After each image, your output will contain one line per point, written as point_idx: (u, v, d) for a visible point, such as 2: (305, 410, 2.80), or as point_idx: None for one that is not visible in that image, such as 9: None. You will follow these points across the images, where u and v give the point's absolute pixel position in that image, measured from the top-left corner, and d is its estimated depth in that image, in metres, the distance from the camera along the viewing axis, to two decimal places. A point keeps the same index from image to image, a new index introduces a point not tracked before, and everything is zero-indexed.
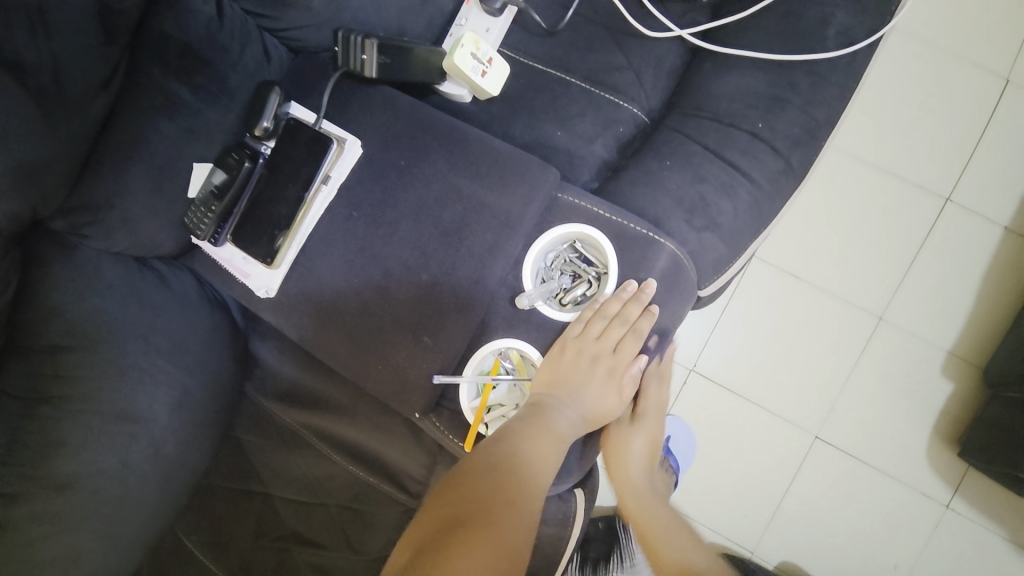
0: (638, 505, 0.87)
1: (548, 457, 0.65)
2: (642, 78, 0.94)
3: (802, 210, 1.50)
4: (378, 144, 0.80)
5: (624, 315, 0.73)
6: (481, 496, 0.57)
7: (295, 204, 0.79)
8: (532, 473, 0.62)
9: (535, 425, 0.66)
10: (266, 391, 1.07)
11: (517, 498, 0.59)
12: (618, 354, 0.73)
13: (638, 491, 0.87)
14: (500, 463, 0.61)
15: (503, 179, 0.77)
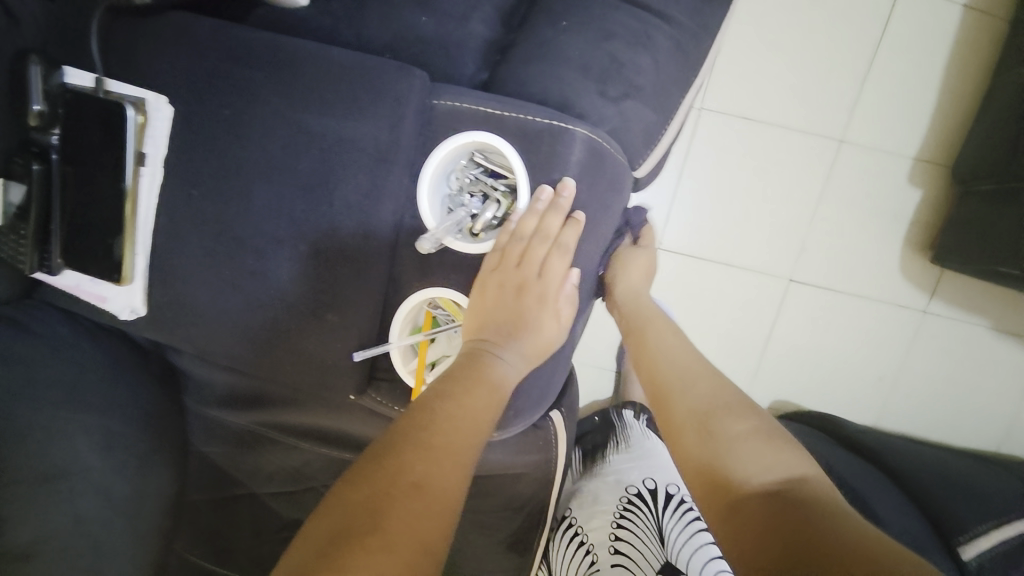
0: (650, 331, 0.81)
1: (482, 419, 0.55)
2: None
3: (746, 38, 1.31)
4: (190, 95, 0.62)
5: (544, 231, 0.62)
6: (387, 478, 0.47)
7: (116, 200, 0.63)
8: (462, 439, 0.52)
9: (462, 381, 0.56)
10: (207, 401, 0.97)
11: (439, 479, 0.48)
12: (545, 276, 0.63)
13: (658, 330, 0.80)
14: (415, 433, 0.50)
15: (357, 100, 0.61)
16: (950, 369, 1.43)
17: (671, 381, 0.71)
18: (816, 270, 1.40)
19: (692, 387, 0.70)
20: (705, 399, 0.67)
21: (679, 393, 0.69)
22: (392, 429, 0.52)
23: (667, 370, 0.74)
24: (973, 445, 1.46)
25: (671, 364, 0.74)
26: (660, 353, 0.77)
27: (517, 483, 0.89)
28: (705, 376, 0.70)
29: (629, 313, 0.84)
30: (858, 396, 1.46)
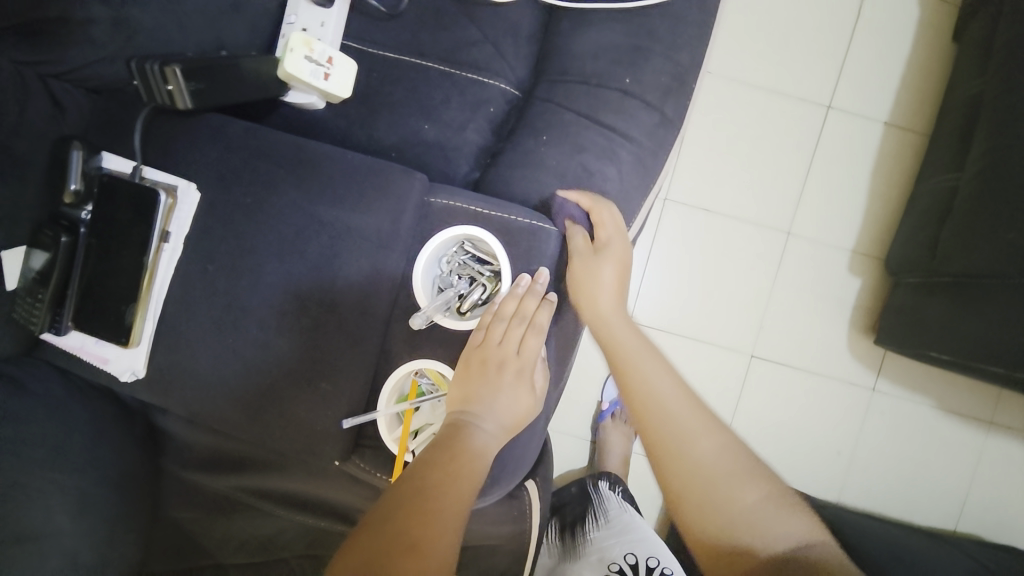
0: (685, 437, 0.68)
1: (464, 485, 0.59)
2: (502, 50, 0.89)
3: (704, 143, 1.50)
4: (217, 184, 0.71)
5: (522, 312, 0.70)
6: (383, 545, 0.50)
7: (136, 270, 0.69)
8: (448, 507, 0.56)
9: (448, 451, 0.61)
10: (185, 463, 0.98)
11: (429, 544, 0.52)
12: (523, 354, 0.69)
13: (689, 429, 0.69)
14: (409, 501, 0.55)
15: (365, 196, 0.70)
16: (901, 445, 1.52)
17: (695, 491, 0.66)
18: (774, 348, 1.52)
19: (702, 444, 0.68)
20: (750, 493, 0.65)
21: (730, 513, 0.64)
22: (385, 498, 0.56)
23: (695, 460, 0.67)
24: (929, 522, 1.52)
25: (700, 468, 0.67)
26: (696, 462, 0.67)
27: (491, 553, 0.92)
28: (754, 483, 0.66)
29: (649, 418, 0.70)
30: (819, 471, 1.52)
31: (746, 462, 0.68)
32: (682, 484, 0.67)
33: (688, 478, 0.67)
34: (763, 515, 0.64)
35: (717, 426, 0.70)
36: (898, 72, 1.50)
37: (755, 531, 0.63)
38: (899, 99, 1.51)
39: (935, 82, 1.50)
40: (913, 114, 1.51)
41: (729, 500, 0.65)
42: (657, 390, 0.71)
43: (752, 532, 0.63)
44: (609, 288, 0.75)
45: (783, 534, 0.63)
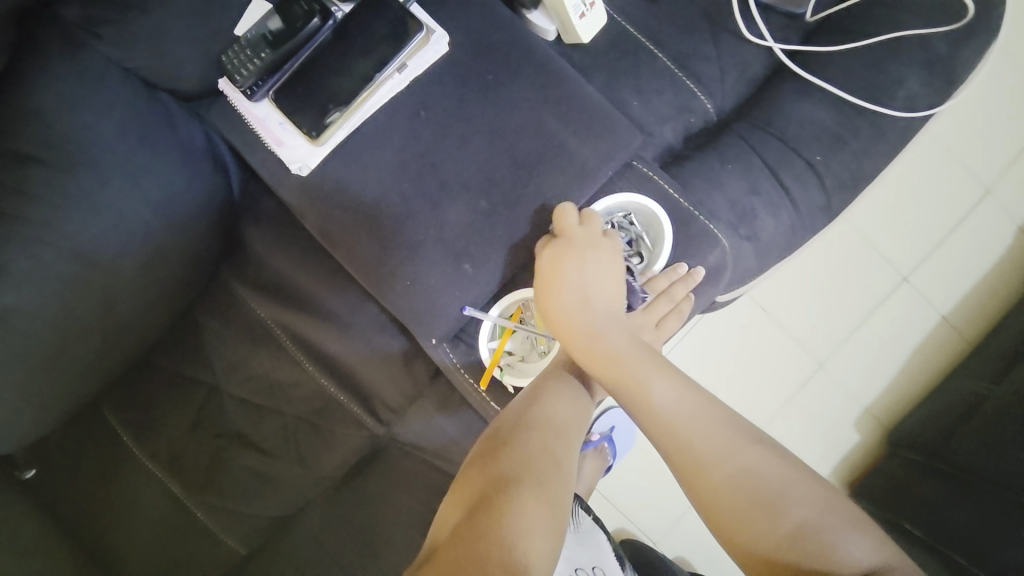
0: (705, 454, 0.61)
1: (561, 436, 0.66)
2: (724, 77, 0.95)
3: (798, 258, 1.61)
4: (468, 49, 0.74)
5: (671, 293, 0.73)
6: (524, 462, 0.61)
7: (362, 82, 0.70)
8: (549, 461, 0.62)
9: (569, 390, 0.70)
10: (246, 278, 0.97)
11: (539, 478, 0.60)
12: (660, 330, 0.72)
13: (768, 502, 0.59)
14: (540, 428, 0.65)
15: (587, 129, 0.74)
16: None
17: (729, 515, 0.60)
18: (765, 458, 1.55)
19: (711, 465, 0.61)
20: (755, 457, 0.61)
21: (722, 472, 0.61)
22: (515, 418, 0.66)
23: (729, 502, 0.60)
24: None
25: (746, 481, 0.60)
26: (688, 430, 0.62)
27: None
28: (743, 450, 0.62)
29: (669, 444, 0.62)
30: None
31: (738, 424, 0.64)
32: (722, 514, 0.60)
33: (723, 491, 0.60)
34: (826, 533, 0.58)
35: (737, 439, 0.62)
36: (972, 280, 1.64)
37: (827, 560, 0.56)
38: (963, 303, 1.64)
39: (998, 304, 1.64)
40: (968, 321, 1.64)
41: (773, 520, 0.59)
42: (655, 405, 0.63)
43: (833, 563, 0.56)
44: (584, 296, 0.68)
45: (862, 552, 0.57)
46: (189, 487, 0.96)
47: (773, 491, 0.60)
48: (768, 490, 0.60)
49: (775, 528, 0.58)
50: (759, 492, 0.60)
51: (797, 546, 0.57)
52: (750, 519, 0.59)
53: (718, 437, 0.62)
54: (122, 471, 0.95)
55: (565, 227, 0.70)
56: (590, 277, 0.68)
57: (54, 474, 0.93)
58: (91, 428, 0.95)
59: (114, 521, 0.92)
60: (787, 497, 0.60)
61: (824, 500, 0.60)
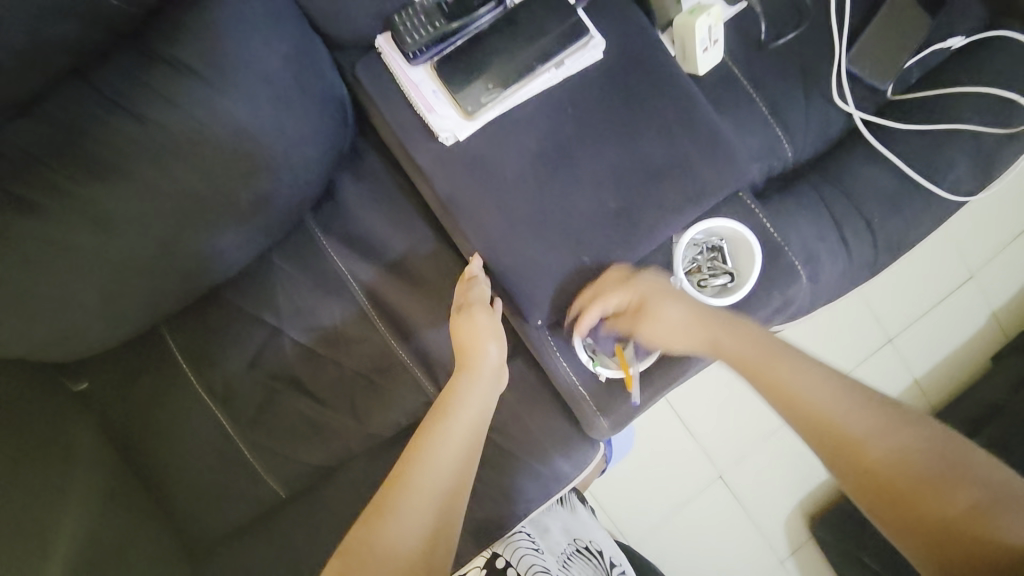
0: (851, 428, 0.59)
1: (486, 380, 0.80)
2: (809, 131, 1.05)
3: None
4: (620, 61, 0.79)
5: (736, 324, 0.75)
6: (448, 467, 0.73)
7: (523, 70, 0.75)
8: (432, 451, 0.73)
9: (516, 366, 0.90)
10: (333, 229, 0.98)
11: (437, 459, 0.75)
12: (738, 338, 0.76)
13: (935, 476, 0.55)
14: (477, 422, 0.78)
15: (713, 154, 0.81)
16: None
17: (876, 481, 0.57)
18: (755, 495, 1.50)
19: (849, 419, 0.60)
20: (855, 397, 0.61)
21: (869, 441, 0.58)
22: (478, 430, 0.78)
23: (870, 454, 0.58)
24: None
25: (852, 420, 0.59)
26: (795, 380, 0.62)
27: (533, 480, 0.94)
28: (853, 393, 0.61)
29: (803, 410, 0.61)
30: None
31: (851, 385, 0.62)
32: (884, 478, 0.57)
33: (848, 432, 0.59)
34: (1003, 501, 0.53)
35: (868, 400, 0.60)
36: (946, 352, 1.83)
37: (941, 496, 0.55)
38: (934, 371, 1.83)
39: (963, 378, 1.83)
40: (936, 387, 1.83)
41: (876, 445, 0.58)
42: (797, 390, 0.62)
43: (938, 494, 0.55)
44: (647, 284, 0.73)
45: (983, 490, 0.54)
46: (240, 423, 0.96)
47: (932, 450, 0.57)
48: (923, 452, 0.57)
49: (875, 456, 0.58)
50: (854, 428, 0.59)
51: (904, 474, 0.56)
52: (926, 488, 0.55)
53: (827, 386, 0.62)
54: (173, 395, 0.94)
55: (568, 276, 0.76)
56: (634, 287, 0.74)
57: (109, 385, 0.93)
58: (148, 349, 0.95)
59: (165, 441, 0.93)
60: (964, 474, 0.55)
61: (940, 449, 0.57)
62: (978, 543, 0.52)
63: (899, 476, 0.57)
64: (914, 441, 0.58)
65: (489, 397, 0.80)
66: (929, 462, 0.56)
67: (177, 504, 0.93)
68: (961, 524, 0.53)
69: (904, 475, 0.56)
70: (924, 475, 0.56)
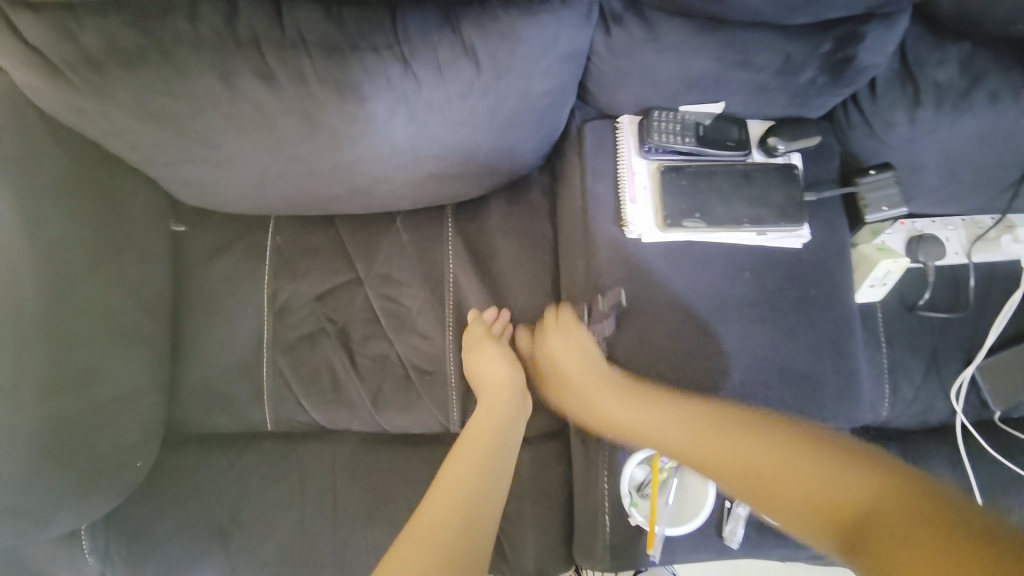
0: (648, 429, 0.67)
1: (504, 436, 0.75)
2: (910, 404, 1.05)
3: None
4: (812, 263, 0.81)
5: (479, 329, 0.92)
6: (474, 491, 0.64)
7: (731, 220, 0.77)
8: (460, 479, 0.66)
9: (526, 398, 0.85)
10: (467, 231, 1.01)
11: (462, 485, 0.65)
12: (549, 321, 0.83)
13: (716, 433, 0.59)
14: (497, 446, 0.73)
15: (846, 389, 0.80)
16: None
17: (713, 454, 0.57)
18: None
19: (654, 425, 0.66)
20: (666, 415, 0.66)
21: (707, 437, 0.59)
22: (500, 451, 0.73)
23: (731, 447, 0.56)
24: None
25: (740, 443, 0.56)
26: (666, 433, 0.64)
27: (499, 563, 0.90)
28: (757, 437, 0.56)
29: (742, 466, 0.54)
30: None
31: (637, 386, 0.72)
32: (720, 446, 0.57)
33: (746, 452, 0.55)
34: (788, 454, 0.52)
35: (658, 407, 0.68)
36: None
37: (817, 464, 0.50)
38: None
39: None
40: None
41: (723, 443, 0.57)
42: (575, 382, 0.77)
43: (800, 479, 0.50)
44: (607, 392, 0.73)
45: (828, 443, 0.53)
46: (279, 340, 0.95)
47: (689, 414, 0.64)
48: (682, 426, 0.63)
49: (745, 456, 0.54)
50: (757, 465, 0.53)
51: (742, 446, 0.56)
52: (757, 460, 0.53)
53: (658, 416, 0.67)
54: (241, 282, 0.94)
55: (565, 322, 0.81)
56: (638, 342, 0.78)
57: (193, 242, 0.93)
58: (248, 233, 0.96)
59: (210, 322, 0.92)
60: (756, 435, 0.56)
61: (687, 410, 0.65)
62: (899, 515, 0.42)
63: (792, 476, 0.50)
64: (806, 457, 0.51)
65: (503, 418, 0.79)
66: (789, 436, 0.54)
67: (183, 384, 0.92)
68: (851, 471, 0.48)
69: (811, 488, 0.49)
70: (823, 454, 0.50)
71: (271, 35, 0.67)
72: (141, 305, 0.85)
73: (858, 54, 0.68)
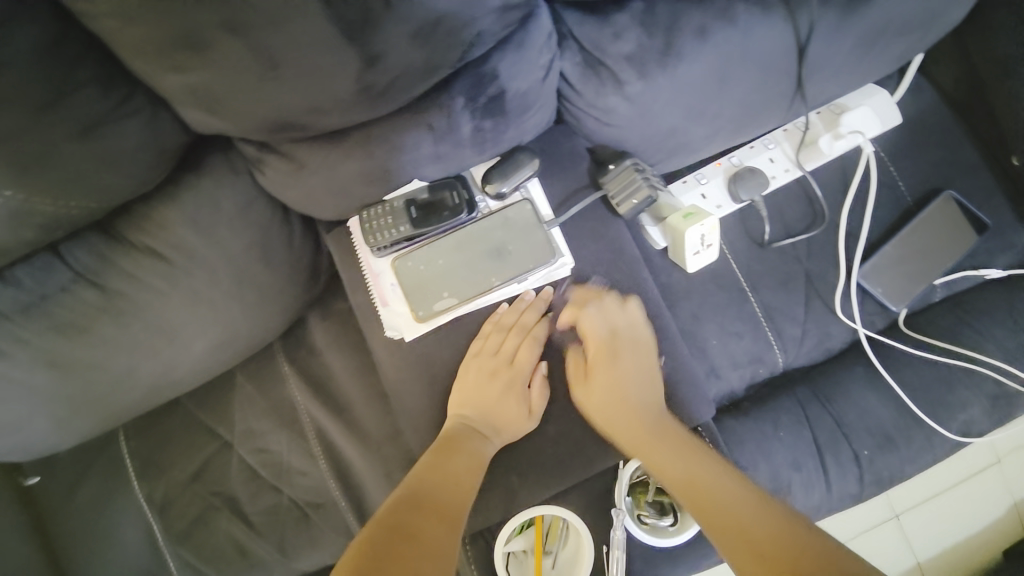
0: (647, 423, 0.68)
1: (472, 452, 0.69)
2: (806, 339, 0.96)
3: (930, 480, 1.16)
4: (590, 282, 0.77)
5: (522, 322, 0.74)
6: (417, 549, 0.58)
7: (482, 286, 0.74)
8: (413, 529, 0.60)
9: (470, 429, 0.71)
10: (297, 360, 1.00)
11: (413, 528, 0.60)
12: (516, 365, 0.73)
13: (706, 471, 0.63)
14: (450, 479, 0.67)
15: (674, 393, 0.76)
16: None
17: (696, 486, 0.62)
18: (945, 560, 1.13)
19: (641, 399, 0.69)
20: (648, 399, 0.69)
21: (703, 463, 0.64)
22: (444, 492, 0.65)
23: (722, 490, 0.61)
24: None
25: (702, 476, 0.62)
26: (648, 413, 0.68)
27: None
28: (727, 478, 0.62)
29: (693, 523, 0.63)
30: None
31: (642, 372, 0.71)
32: (705, 491, 0.61)
33: (726, 523, 0.58)
34: (780, 530, 0.56)
35: (649, 385, 0.70)
36: None
37: (793, 548, 0.54)
38: None
39: None
40: None
41: (725, 487, 0.61)
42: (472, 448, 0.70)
43: (769, 535, 0.56)
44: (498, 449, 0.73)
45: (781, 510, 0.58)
46: (169, 536, 0.96)
47: (667, 428, 0.67)
48: (661, 433, 0.67)
49: (726, 505, 0.59)
50: (745, 540, 0.56)
51: (726, 487, 0.61)
52: (728, 505, 0.59)
53: (647, 398, 0.69)
54: (113, 499, 0.96)
55: (524, 356, 0.73)
56: (611, 333, 0.72)
57: (54, 485, 0.96)
58: (104, 450, 0.99)
59: (95, 552, 0.93)
60: (748, 507, 0.59)
61: (665, 422, 0.68)
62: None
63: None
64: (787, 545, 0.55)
65: (475, 462, 0.69)
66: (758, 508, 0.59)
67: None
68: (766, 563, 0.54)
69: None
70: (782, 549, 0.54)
71: None
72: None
73: (502, 85, 0.64)
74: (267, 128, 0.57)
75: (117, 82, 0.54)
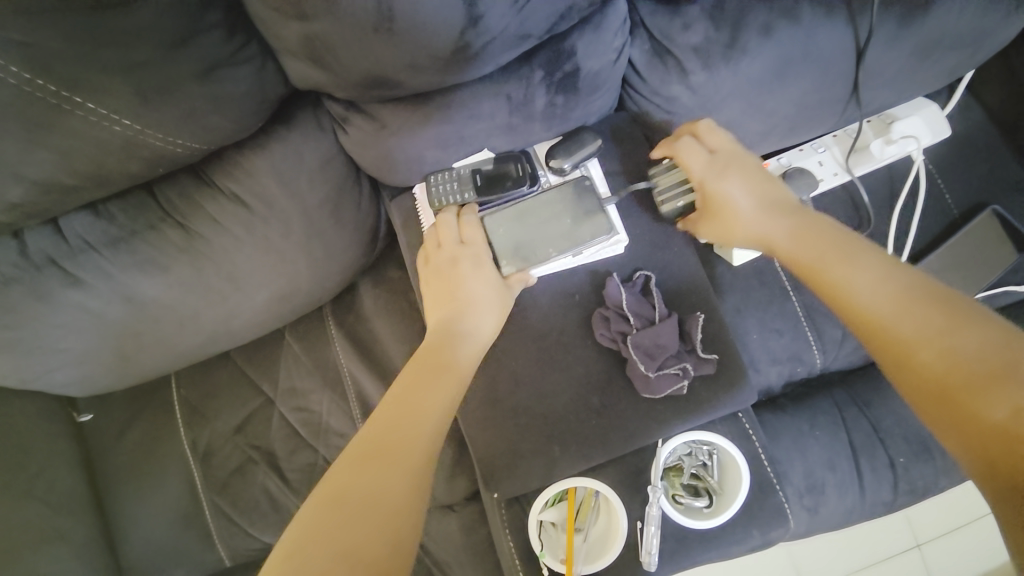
0: (896, 326, 0.58)
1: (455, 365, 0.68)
2: (846, 341, 0.96)
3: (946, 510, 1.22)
4: (640, 261, 0.80)
5: (450, 225, 0.74)
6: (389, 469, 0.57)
7: (538, 257, 0.75)
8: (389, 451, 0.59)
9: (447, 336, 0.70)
10: (345, 324, 1.04)
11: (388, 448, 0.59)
12: (469, 247, 0.74)
13: (917, 329, 0.56)
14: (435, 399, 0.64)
15: (717, 374, 0.77)
16: None
17: (903, 328, 0.57)
18: None
19: (856, 263, 0.64)
20: (877, 274, 0.62)
21: (933, 342, 0.55)
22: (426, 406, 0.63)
23: (896, 329, 0.57)
24: None
25: (908, 308, 0.58)
26: (849, 279, 0.63)
27: None
28: (977, 342, 0.53)
29: (857, 317, 0.61)
30: None
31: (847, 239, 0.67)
32: (910, 341, 0.56)
33: (938, 362, 0.54)
34: (999, 367, 0.51)
35: (866, 257, 0.64)
36: None
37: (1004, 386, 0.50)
38: None
39: None
40: None
41: (944, 338, 0.55)
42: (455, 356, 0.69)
43: (994, 380, 0.50)
44: (481, 348, 0.71)
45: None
46: (210, 483, 1.00)
47: (902, 301, 0.58)
48: (891, 301, 0.59)
49: (939, 354, 0.54)
50: (945, 375, 0.53)
51: (941, 339, 0.55)
52: (933, 330, 0.56)
53: (876, 264, 0.63)
54: (161, 442, 1.00)
55: (471, 234, 0.74)
56: (712, 156, 0.74)
57: (106, 424, 1.00)
58: (155, 396, 1.03)
59: (141, 491, 0.98)
60: (931, 337, 0.55)
61: (903, 299, 0.59)
62: (1021, 439, 0.47)
63: (988, 406, 0.50)
64: (1001, 363, 0.51)
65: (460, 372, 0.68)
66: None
67: (128, 562, 0.94)
68: (1016, 413, 0.48)
69: (1001, 394, 0.49)
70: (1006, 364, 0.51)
71: (63, 251, 0.73)
72: (56, 506, 0.89)
73: (578, 64, 0.69)
74: (363, 84, 0.62)
75: (237, 30, 0.59)
